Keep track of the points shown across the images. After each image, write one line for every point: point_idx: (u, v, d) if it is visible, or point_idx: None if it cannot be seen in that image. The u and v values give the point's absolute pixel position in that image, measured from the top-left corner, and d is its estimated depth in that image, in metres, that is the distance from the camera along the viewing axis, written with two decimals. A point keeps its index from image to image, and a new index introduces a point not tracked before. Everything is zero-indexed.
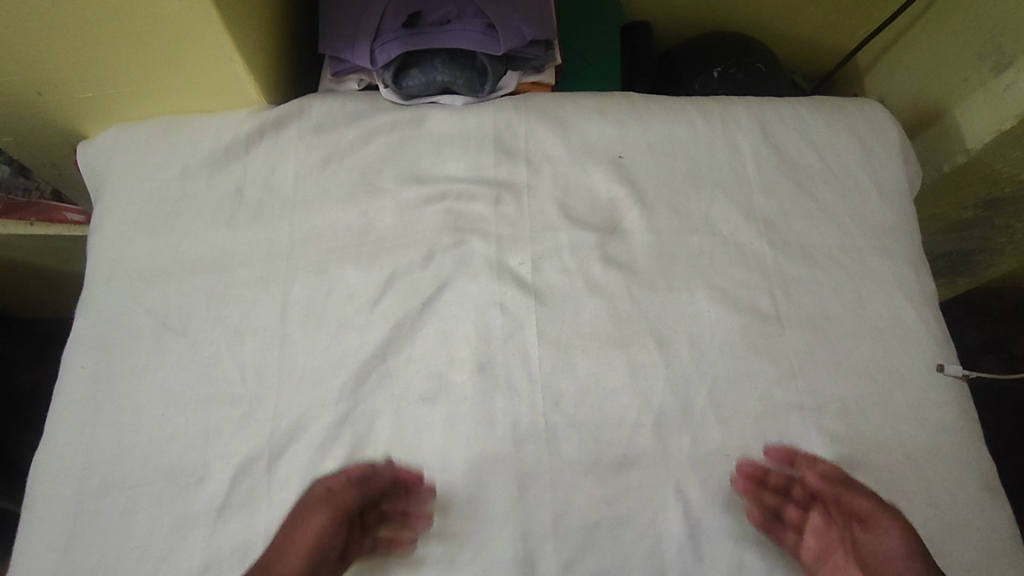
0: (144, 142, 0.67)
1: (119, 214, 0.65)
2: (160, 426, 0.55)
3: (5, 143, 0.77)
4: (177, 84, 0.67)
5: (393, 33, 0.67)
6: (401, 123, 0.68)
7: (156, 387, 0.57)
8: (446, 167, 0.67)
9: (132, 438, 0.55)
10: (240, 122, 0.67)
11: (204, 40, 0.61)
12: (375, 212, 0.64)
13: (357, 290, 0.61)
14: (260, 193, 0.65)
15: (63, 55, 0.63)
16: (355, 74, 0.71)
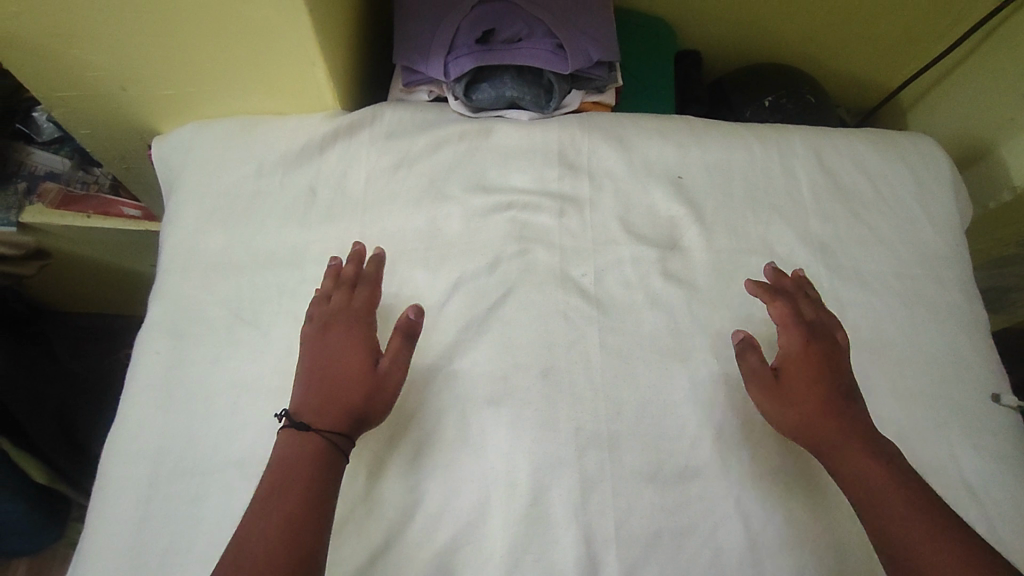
0: (222, 139, 0.71)
1: (195, 208, 0.67)
2: (232, 413, 0.57)
3: (82, 137, 0.81)
4: (256, 88, 0.70)
5: (467, 48, 0.69)
6: (469, 134, 0.71)
7: (228, 373, 0.59)
8: (511, 179, 0.69)
9: (203, 422, 0.57)
10: (316, 126, 0.70)
11: (289, 43, 0.63)
12: (442, 217, 0.66)
13: (424, 292, 0.63)
14: (332, 194, 0.67)
15: (154, 54, 0.66)
16: (425, 86, 0.74)
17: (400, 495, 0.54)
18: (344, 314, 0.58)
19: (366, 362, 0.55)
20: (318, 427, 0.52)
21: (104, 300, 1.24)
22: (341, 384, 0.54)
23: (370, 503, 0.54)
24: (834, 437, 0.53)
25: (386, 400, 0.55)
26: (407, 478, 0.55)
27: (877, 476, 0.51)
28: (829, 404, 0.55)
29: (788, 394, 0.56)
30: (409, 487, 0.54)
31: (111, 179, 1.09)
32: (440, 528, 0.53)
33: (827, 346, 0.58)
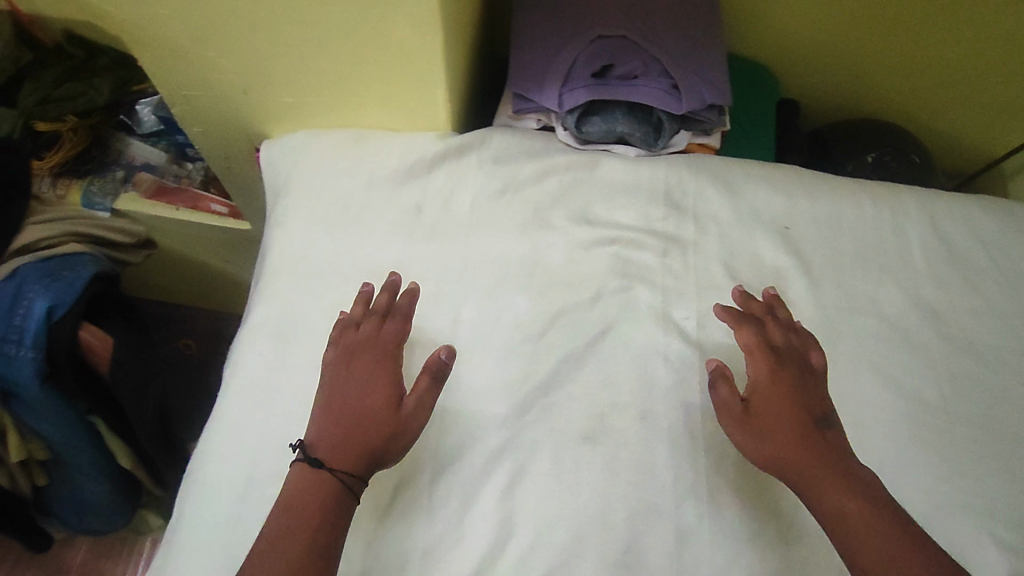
0: (334, 149, 0.72)
1: (303, 215, 0.69)
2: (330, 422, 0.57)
3: (194, 134, 0.84)
4: (371, 100, 0.72)
5: (582, 81, 0.70)
6: (576, 165, 0.71)
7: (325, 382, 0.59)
8: (616, 214, 0.69)
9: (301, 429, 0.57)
10: (427, 144, 0.71)
11: (415, 60, 0.65)
12: (545, 246, 0.67)
13: (524, 319, 0.63)
14: (437, 214, 0.69)
15: (283, 61, 0.69)
16: (534, 114, 0.74)
17: (492, 524, 0.53)
18: (373, 347, 0.58)
19: (390, 400, 0.55)
20: (332, 465, 0.52)
21: (195, 294, 1.30)
22: (362, 421, 0.53)
23: (463, 529, 0.53)
24: (810, 468, 0.51)
25: (407, 440, 0.54)
26: (501, 507, 0.54)
27: (856, 507, 0.49)
28: (801, 432, 0.53)
29: (758, 425, 0.54)
30: (503, 517, 0.53)
31: (203, 173, 1.14)
32: (533, 564, 0.52)
33: (794, 372, 0.56)
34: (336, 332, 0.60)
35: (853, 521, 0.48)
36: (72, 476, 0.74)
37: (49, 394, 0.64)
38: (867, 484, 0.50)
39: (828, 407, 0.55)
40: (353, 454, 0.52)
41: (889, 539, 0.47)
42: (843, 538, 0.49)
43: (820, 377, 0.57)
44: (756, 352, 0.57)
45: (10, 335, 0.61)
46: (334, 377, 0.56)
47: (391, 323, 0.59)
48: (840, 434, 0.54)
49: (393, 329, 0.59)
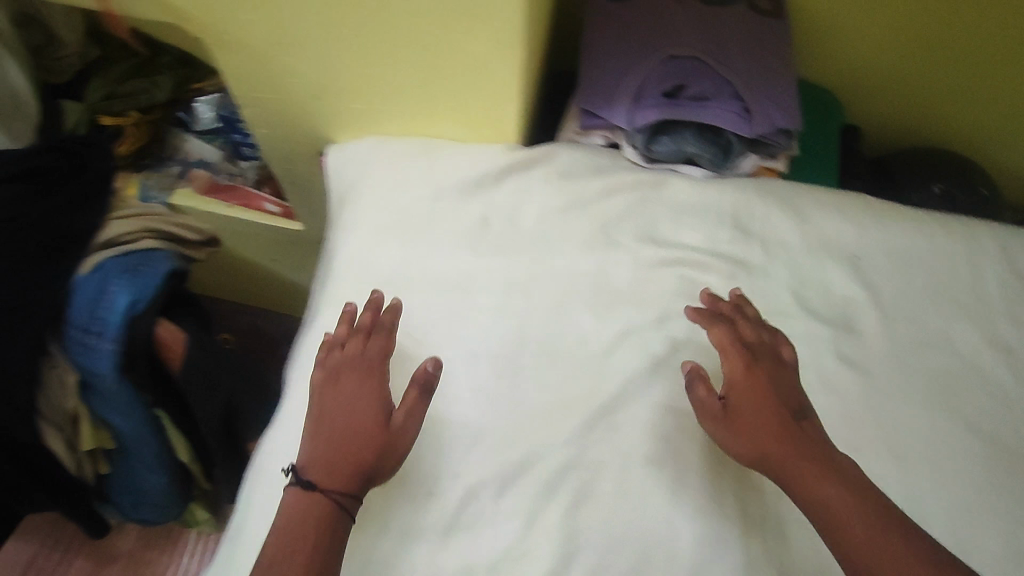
0: (402, 159, 0.74)
1: (372, 222, 0.70)
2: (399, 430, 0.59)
3: (261, 136, 0.86)
4: (440, 109, 0.72)
5: (653, 99, 0.70)
6: (644, 184, 0.71)
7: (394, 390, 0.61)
8: (682, 235, 0.68)
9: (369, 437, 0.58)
10: (496, 157, 0.72)
11: (491, 74, 0.66)
12: (611, 264, 0.67)
13: (589, 337, 0.64)
14: (504, 227, 0.69)
15: (360, 70, 0.70)
16: (601, 130, 0.74)
17: (556, 542, 0.54)
18: (359, 364, 0.58)
19: (379, 416, 0.55)
20: (326, 487, 0.51)
21: (253, 293, 1.31)
22: (353, 439, 0.54)
23: (528, 545, 0.54)
24: (790, 458, 0.51)
25: (399, 455, 0.54)
26: (565, 526, 0.54)
27: (839, 493, 0.48)
28: (780, 423, 0.53)
29: (737, 422, 0.54)
30: (567, 535, 0.54)
31: (257, 172, 1.15)
32: None
33: (768, 366, 0.56)
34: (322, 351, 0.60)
35: (836, 510, 0.48)
36: (143, 465, 0.72)
37: (124, 386, 0.62)
38: (846, 471, 0.50)
39: (804, 399, 0.55)
40: (345, 471, 0.52)
41: (876, 528, 0.46)
42: (829, 530, 0.48)
43: (794, 372, 0.56)
44: (729, 349, 0.57)
45: (93, 327, 0.59)
46: (322, 397, 0.56)
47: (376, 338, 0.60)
48: (818, 426, 0.54)
49: (377, 343, 0.60)
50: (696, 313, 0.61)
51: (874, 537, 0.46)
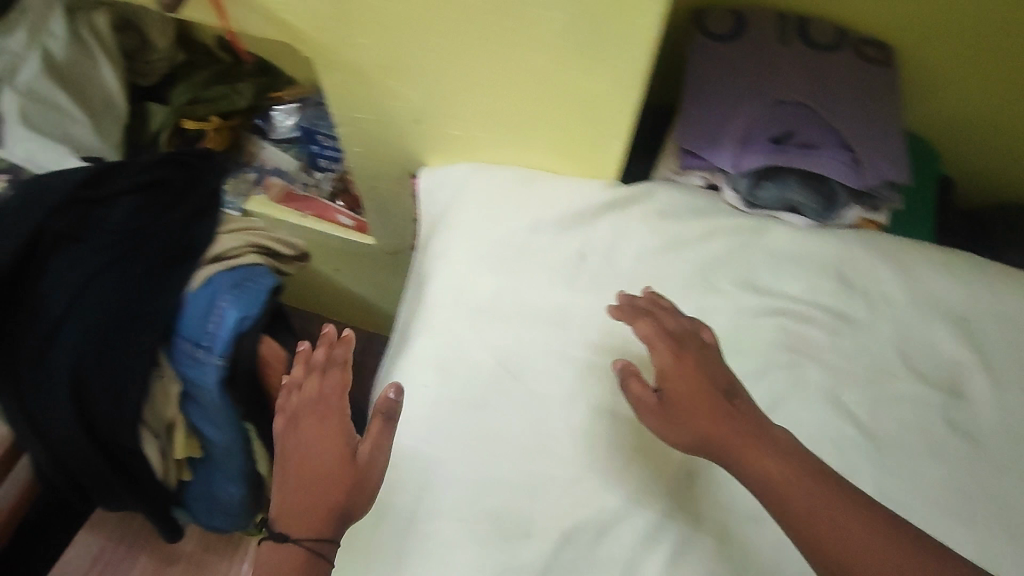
0: (498, 188, 0.73)
1: (467, 252, 0.71)
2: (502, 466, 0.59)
3: (352, 153, 0.87)
4: (540, 141, 0.71)
5: (760, 145, 0.69)
6: (744, 229, 0.70)
7: (496, 425, 0.61)
8: (782, 283, 0.67)
9: (472, 471, 0.59)
10: (594, 193, 0.71)
11: (599, 113, 0.65)
12: (710, 309, 0.67)
13: None
14: (599, 264, 0.69)
15: (462, 98, 0.69)
16: (700, 171, 0.73)
17: None
18: (318, 405, 0.58)
19: (344, 453, 0.55)
20: (297, 536, 0.53)
21: (325, 307, 1.34)
22: (319, 483, 0.54)
23: None
24: (731, 437, 0.53)
25: (370, 492, 0.55)
26: None
27: (783, 469, 0.51)
28: (714, 405, 0.55)
29: (677, 415, 0.55)
30: None
31: (331, 184, 1.16)
32: None
33: (693, 352, 0.58)
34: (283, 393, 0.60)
35: (777, 481, 0.51)
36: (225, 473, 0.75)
37: (225, 401, 0.64)
38: (780, 446, 0.53)
39: (732, 380, 0.57)
40: (317, 514, 0.53)
41: (813, 492, 0.50)
42: (772, 500, 0.51)
43: (718, 355, 0.58)
44: (658, 340, 0.58)
45: (204, 340, 0.62)
46: (285, 444, 0.56)
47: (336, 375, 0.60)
48: (750, 403, 0.56)
49: (337, 379, 0.59)
50: (617, 311, 0.61)
51: (814, 501, 0.49)
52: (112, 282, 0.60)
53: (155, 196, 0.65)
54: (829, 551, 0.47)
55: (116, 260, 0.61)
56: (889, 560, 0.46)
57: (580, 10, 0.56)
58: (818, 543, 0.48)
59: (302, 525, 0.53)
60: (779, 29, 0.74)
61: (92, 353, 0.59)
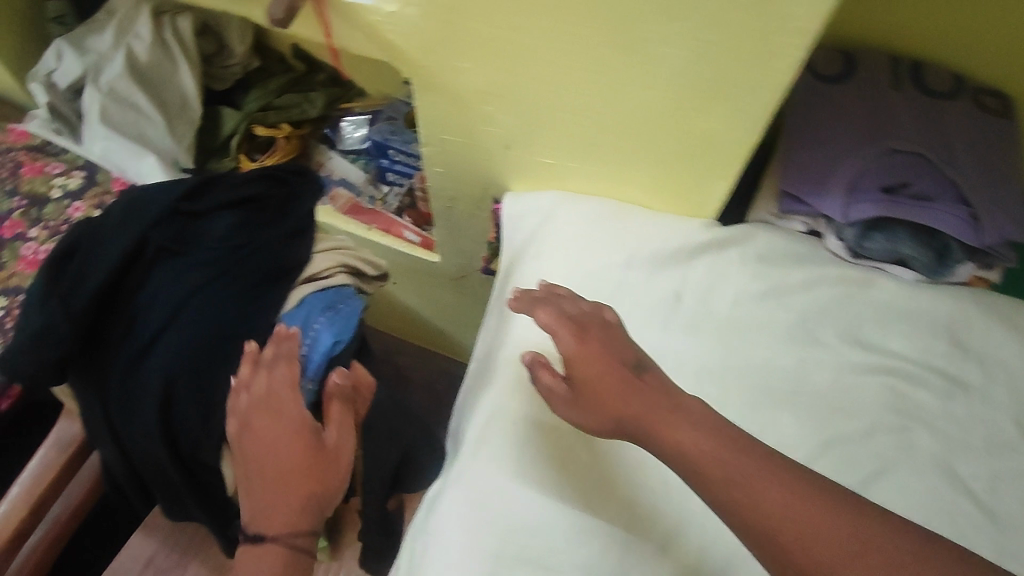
0: (590, 221, 0.72)
1: (558, 286, 0.69)
2: (600, 513, 0.58)
3: (432, 174, 0.85)
4: (641, 177, 0.69)
5: (871, 194, 0.66)
6: (848, 280, 0.68)
7: (595, 472, 0.60)
8: (890, 341, 0.65)
9: (570, 517, 0.58)
10: (692, 232, 0.70)
11: (712, 155, 0.63)
12: (812, 363, 0.65)
13: (792, 441, 0.61)
14: (696, 308, 0.67)
15: (565, 131, 0.67)
16: (802, 216, 0.71)
17: None
18: (268, 400, 0.57)
19: (309, 442, 0.57)
20: (275, 532, 0.56)
21: (384, 322, 1.34)
22: (291, 475, 0.56)
23: None
24: (640, 415, 0.50)
25: (339, 470, 0.59)
26: None
27: (707, 447, 0.47)
28: (622, 383, 0.51)
29: (588, 399, 0.52)
30: None
31: (398, 199, 1.15)
32: None
33: (598, 332, 0.55)
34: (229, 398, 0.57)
35: (689, 452, 0.47)
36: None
37: None
38: (698, 418, 0.49)
39: (642, 353, 0.54)
40: (296, 504, 0.56)
41: (729, 459, 0.46)
42: (691, 475, 0.47)
43: (622, 329, 0.56)
44: (561, 323, 0.56)
45: None
46: (241, 447, 0.56)
47: (281, 369, 0.58)
48: (660, 374, 0.53)
49: (283, 371, 0.58)
50: (518, 302, 0.59)
51: (745, 468, 0.45)
52: (209, 302, 0.61)
53: (252, 209, 0.64)
54: (749, 523, 0.44)
55: (218, 276, 0.61)
56: (816, 519, 0.43)
57: (702, 50, 0.53)
58: (764, 530, 0.43)
59: (281, 518, 0.56)
60: (893, 72, 0.72)
61: (189, 369, 0.59)
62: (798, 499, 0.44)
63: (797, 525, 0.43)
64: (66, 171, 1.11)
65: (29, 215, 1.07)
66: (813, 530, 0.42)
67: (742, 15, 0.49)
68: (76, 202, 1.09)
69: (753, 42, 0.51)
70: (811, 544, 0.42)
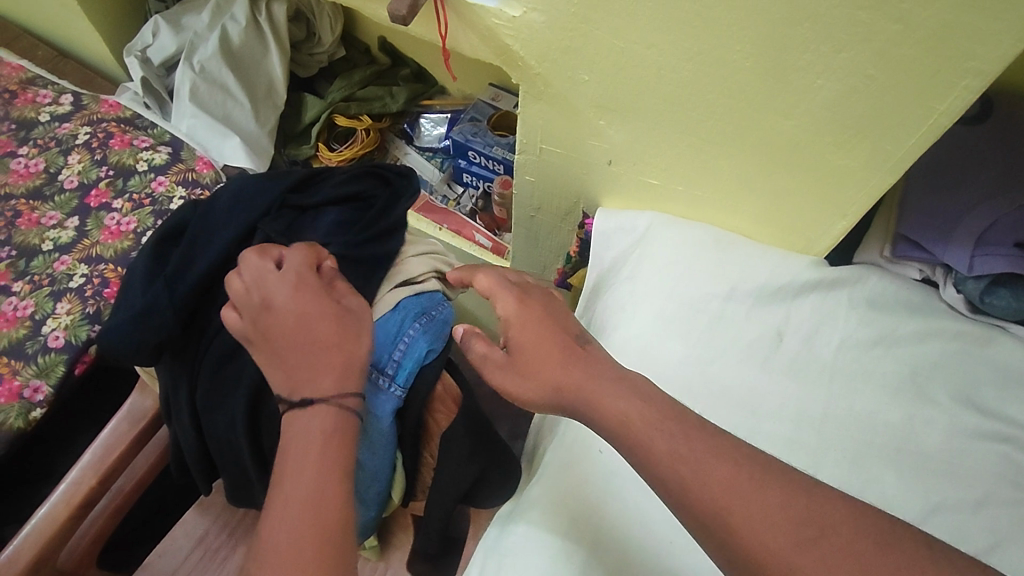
0: (693, 246, 0.70)
1: (654, 312, 0.67)
2: (649, 558, 0.56)
3: (524, 183, 0.84)
4: (754, 206, 0.68)
5: (1002, 248, 0.62)
6: (967, 336, 0.63)
7: (663, 513, 0.57)
8: (1010, 407, 0.60)
9: (635, 557, 0.56)
10: (801, 269, 0.67)
11: (833, 186, 0.62)
12: (921, 422, 0.60)
13: (897, 501, 0.56)
14: (799, 349, 0.64)
15: (679, 151, 0.67)
16: (919, 263, 0.67)
17: None
18: (284, 281, 0.55)
19: (331, 306, 0.55)
20: (321, 391, 0.50)
21: None
22: (321, 336, 0.53)
23: None
24: (584, 384, 0.50)
25: (366, 335, 0.55)
26: None
27: (639, 414, 0.48)
28: (566, 348, 0.53)
29: (525, 366, 0.53)
30: None
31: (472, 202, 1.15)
32: None
33: (539, 300, 0.58)
34: (240, 290, 0.55)
35: (635, 427, 0.47)
36: (363, 501, 0.69)
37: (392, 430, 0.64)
38: (635, 386, 0.50)
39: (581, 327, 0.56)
40: (334, 364, 0.52)
41: (668, 424, 0.47)
42: (630, 448, 0.47)
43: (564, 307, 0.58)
44: (499, 287, 0.58)
45: (388, 368, 0.62)
46: (262, 326, 0.53)
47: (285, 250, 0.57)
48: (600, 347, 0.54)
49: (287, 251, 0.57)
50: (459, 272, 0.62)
51: (698, 449, 0.45)
52: None
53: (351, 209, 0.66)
54: (688, 497, 0.44)
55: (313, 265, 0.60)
56: (762, 501, 0.43)
57: (856, 84, 0.53)
58: (688, 497, 0.44)
59: (323, 380, 0.51)
60: None
61: None
62: (746, 481, 0.44)
63: (740, 505, 0.43)
64: (154, 145, 1.09)
65: (114, 186, 1.05)
66: (762, 517, 0.42)
67: (909, 52, 0.49)
68: (160, 176, 1.06)
69: (910, 68, 0.50)
70: (759, 527, 0.42)
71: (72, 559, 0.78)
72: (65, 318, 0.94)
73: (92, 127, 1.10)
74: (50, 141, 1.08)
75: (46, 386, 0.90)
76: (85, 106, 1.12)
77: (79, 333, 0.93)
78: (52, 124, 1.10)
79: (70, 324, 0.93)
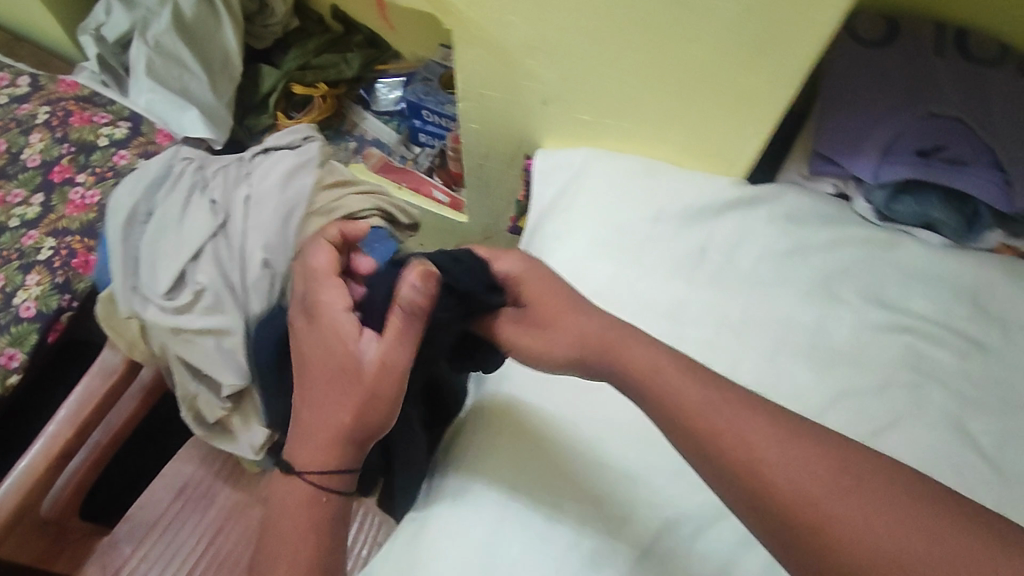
0: (623, 175, 0.74)
1: (586, 236, 0.71)
2: (578, 454, 0.61)
3: (469, 130, 0.87)
4: (676, 133, 0.72)
5: (905, 157, 0.66)
6: (875, 242, 0.68)
7: (593, 415, 0.62)
8: (911, 301, 0.65)
9: (566, 455, 0.61)
10: (721, 190, 0.72)
11: (745, 108, 0.66)
12: (832, 320, 0.65)
13: (805, 391, 0.62)
14: (720, 261, 0.69)
15: (603, 86, 0.71)
16: (832, 178, 0.72)
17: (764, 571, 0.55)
18: (317, 315, 0.55)
19: (346, 355, 0.52)
20: (305, 464, 0.52)
21: None
22: (325, 394, 0.52)
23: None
24: (599, 332, 0.54)
25: (372, 403, 0.52)
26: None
27: (574, 325, 0.55)
28: (576, 307, 0.56)
29: (542, 321, 0.56)
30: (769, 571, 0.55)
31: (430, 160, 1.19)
32: None
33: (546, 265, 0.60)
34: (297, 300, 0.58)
35: None
36: None
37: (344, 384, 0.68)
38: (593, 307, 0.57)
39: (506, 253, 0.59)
40: (326, 430, 0.52)
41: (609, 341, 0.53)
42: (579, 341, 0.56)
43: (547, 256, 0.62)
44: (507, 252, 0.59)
45: None
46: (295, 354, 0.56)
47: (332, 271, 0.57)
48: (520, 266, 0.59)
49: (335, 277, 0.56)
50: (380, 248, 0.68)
51: (697, 396, 0.48)
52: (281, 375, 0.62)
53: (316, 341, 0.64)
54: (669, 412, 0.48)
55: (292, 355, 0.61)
56: (750, 421, 0.45)
57: (749, 5, 0.56)
58: (677, 422, 0.48)
59: (310, 453, 0.52)
60: (937, 38, 0.72)
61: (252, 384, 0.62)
62: (731, 404, 0.47)
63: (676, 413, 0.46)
64: (113, 120, 1.11)
65: (77, 161, 1.08)
66: (752, 434, 0.45)
67: None
68: (121, 150, 1.09)
69: None
70: (742, 438, 0.45)
71: (55, 509, 0.82)
72: (35, 289, 0.97)
73: (51, 106, 1.12)
74: (11, 122, 1.10)
75: (20, 354, 0.94)
76: (43, 86, 1.14)
77: (50, 302, 0.96)
78: (11, 106, 1.12)
79: (40, 294, 0.96)
